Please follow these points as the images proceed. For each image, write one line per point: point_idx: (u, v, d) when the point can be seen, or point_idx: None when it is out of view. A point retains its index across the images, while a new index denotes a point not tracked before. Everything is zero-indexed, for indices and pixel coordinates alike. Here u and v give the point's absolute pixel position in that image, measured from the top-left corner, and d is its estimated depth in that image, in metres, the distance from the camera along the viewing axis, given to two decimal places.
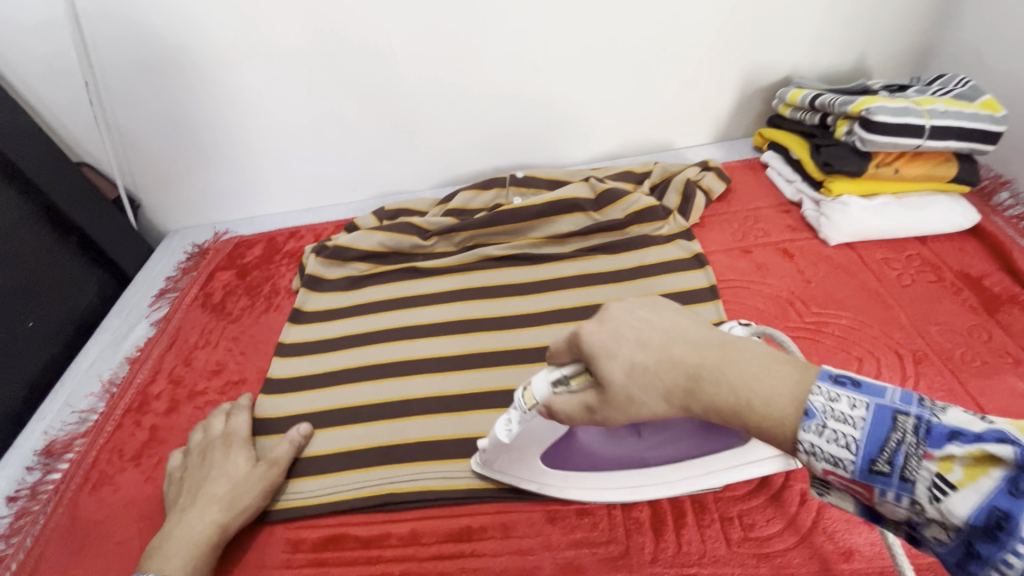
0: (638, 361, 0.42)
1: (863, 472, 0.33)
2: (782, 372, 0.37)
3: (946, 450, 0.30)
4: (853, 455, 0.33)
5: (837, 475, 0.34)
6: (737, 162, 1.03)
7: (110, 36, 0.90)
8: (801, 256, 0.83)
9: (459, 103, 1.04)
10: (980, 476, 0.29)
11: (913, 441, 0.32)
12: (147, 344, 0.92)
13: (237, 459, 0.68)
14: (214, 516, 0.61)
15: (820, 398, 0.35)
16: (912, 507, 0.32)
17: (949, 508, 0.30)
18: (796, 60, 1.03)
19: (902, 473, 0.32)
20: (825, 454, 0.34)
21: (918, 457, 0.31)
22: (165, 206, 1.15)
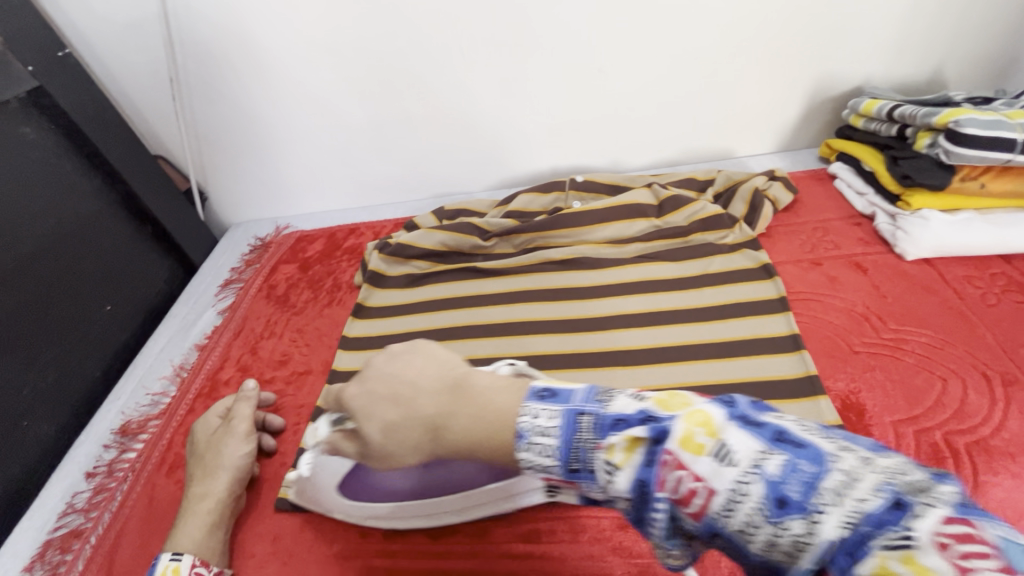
0: (389, 421, 0.44)
1: (566, 471, 0.38)
2: (505, 392, 0.41)
3: (608, 437, 0.37)
4: (553, 460, 0.38)
5: (550, 475, 0.39)
6: (803, 172, 1.01)
7: (193, 35, 0.94)
8: (875, 270, 0.81)
9: (523, 105, 1.04)
10: (635, 451, 0.36)
11: (586, 438, 0.37)
12: (214, 332, 0.95)
13: (204, 436, 0.71)
14: (193, 489, 0.65)
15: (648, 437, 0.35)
16: (603, 493, 0.38)
17: (615, 485, 0.36)
18: (869, 71, 1.00)
19: (585, 467, 0.37)
20: (537, 463, 0.38)
21: (594, 448, 0.37)
22: (231, 200, 1.19)
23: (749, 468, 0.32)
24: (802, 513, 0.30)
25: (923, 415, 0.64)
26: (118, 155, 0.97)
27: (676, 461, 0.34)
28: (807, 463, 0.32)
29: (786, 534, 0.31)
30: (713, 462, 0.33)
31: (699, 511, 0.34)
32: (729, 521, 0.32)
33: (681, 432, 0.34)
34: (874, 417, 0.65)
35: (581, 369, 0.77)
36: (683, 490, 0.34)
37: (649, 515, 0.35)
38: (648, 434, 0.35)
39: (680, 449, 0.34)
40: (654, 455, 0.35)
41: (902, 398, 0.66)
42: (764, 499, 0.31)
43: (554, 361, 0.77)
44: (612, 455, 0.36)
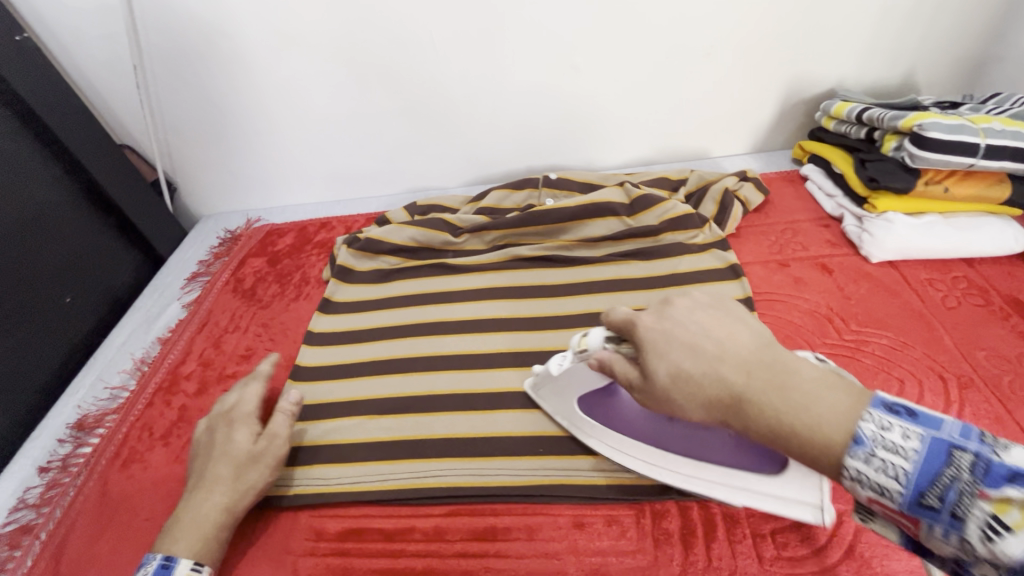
0: (683, 369, 0.44)
1: (911, 501, 0.32)
2: (835, 396, 0.37)
3: (997, 490, 0.29)
4: (903, 486, 0.32)
5: (882, 500, 0.34)
6: (775, 173, 1.01)
7: (158, 22, 0.92)
8: (840, 272, 0.81)
9: (497, 101, 1.03)
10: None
11: (966, 479, 0.30)
12: (178, 326, 0.94)
13: (239, 437, 0.65)
14: (222, 497, 0.61)
15: (871, 426, 0.34)
16: (958, 547, 0.31)
17: (997, 549, 0.28)
18: (842, 74, 1.01)
19: (950, 510, 0.31)
20: (870, 480, 0.33)
21: (971, 491, 0.30)
22: (201, 191, 1.17)
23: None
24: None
25: None
26: (80, 143, 0.94)
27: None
28: (923, 436, 0.33)
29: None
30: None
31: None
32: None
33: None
34: None
35: None
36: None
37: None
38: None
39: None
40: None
41: None
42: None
43: (518, 359, 0.77)
44: (998, 511, 0.29)
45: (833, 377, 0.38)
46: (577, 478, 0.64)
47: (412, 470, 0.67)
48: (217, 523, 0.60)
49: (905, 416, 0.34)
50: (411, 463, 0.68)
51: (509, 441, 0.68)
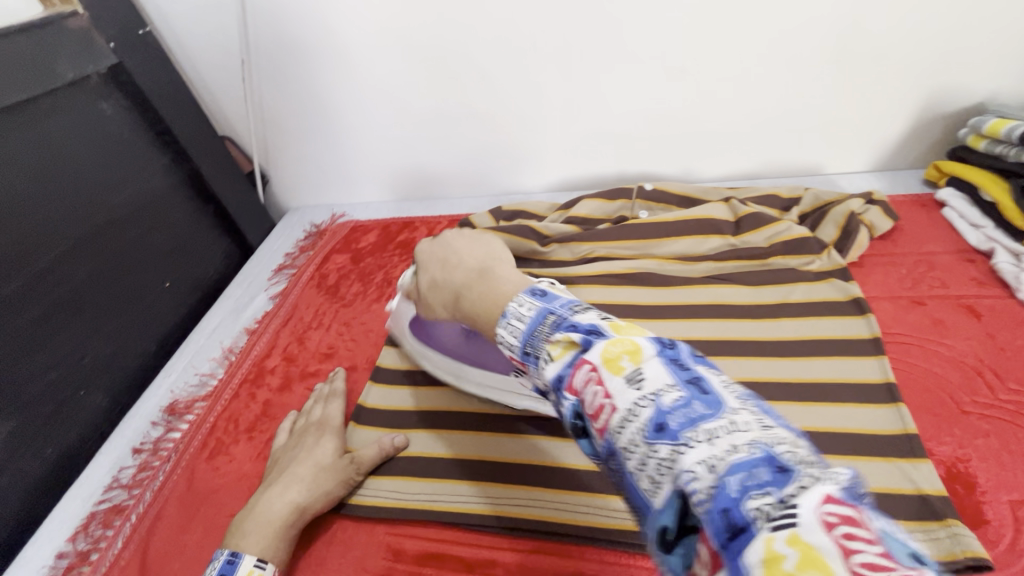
0: (435, 278, 0.56)
1: (521, 351, 0.38)
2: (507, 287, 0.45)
3: (559, 335, 0.35)
4: (516, 343, 0.38)
5: (511, 354, 0.39)
6: (904, 196, 0.90)
7: (266, 18, 0.93)
8: (992, 317, 0.70)
9: (596, 106, 0.98)
10: (569, 352, 0.34)
11: (544, 332, 0.36)
12: (264, 318, 0.95)
13: (325, 446, 0.67)
14: (293, 498, 0.60)
15: (633, 371, 0.31)
16: (540, 383, 0.37)
17: (544, 375, 0.35)
18: (996, 85, 0.88)
19: (534, 352, 0.36)
20: (505, 343, 0.39)
21: (545, 338, 0.36)
22: (291, 184, 1.20)
23: (646, 395, 0.29)
24: (672, 441, 0.27)
25: None
26: (188, 135, 0.98)
27: (592, 373, 0.32)
28: (614, 363, 0.31)
29: (652, 459, 0.28)
30: (624, 382, 0.30)
31: (602, 428, 0.31)
32: (618, 437, 0.30)
33: (606, 351, 0.32)
34: (987, 493, 0.55)
35: None
36: (587, 401, 0.32)
37: (559, 408, 0.34)
38: (587, 338, 0.34)
39: (601, 365, 0.32)
40: (575, 360, 0.33)
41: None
42: (648, 421, 0.28)
43: None
44: (552, 348, 0.35)
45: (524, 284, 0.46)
46: None
47: (496, 495, 0.64)
48: (281, 527, 0.58)
49: (677, 367, 0.31)
50: (496, 487, 0.64)
51: (599, 475, 0.63)
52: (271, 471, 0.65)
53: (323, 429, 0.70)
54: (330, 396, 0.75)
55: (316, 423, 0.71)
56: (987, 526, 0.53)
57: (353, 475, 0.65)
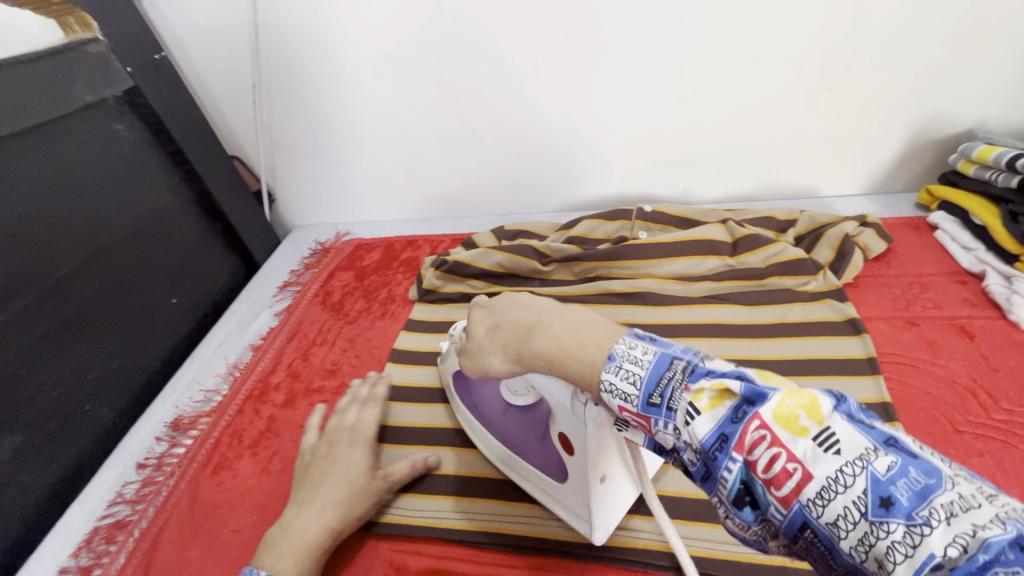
0: None
1: (642, 401, 0.36)
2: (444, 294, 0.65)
3: (698, 382, 0.34)
4: (635, 390, 0.36)
5: (625, 405, 0.37)
6: (896, 219, 0.92)
7: (279, 43, 0.96)
8: (984, 338, 0.72)
9: (596, 129, 1.01)
10: (719, 405, 0.33)
11: (677, 381, 0.35)
12: (269, 334, 0.96)
13: (357, 460, 0.65)
14: (328, 519, 0.59)
15: (825, 435, 0.30)
16: (677, 437, 0.35)
17: (693, 430, 0.33)
18: (983, 112, 0.91)
19: (669, 404, 0.35)
20: (612, 388, 0.37)
21: (682, 385, 0.35)
22: (297, 203, 1.22)
23: (855, 461, 0.28)
24: (904, 518, 0.26)
25: None
26: (198, 154, 1.00)
27: (770, 437, 0.31)
28: (795, 424, 0.31)
29: (879, 537, 0.26)
30: (814, 446, 0.30)
31: (787, 497, 0.30)
32: (815, 510, 0.29)
33: (780, 407, 0.31)
34: None
35: None
36: (762, 462, 0.31)
37: (718, 473, 0.33)
38: (742, 390, 0.33)
39: (776, 424, 0.31)
40: (738, 416, 0.32)
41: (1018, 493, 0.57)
42: (864, 492, 0.27)
43: None
44: (697, 399, 0.34)
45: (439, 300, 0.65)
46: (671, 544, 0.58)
47: (498, 512, 0.64)
48: (313, 548, 0.57)
49: (877, 436, 0.29)
50: (498, 504, 0.65)
51: None
52: (304, 481, 0.63)
53: (354, 438, 0.68)
54: (366, 404, 0.73)
55: (347, 428, 0.69)
56: None
57: (383, 490, 0.65)
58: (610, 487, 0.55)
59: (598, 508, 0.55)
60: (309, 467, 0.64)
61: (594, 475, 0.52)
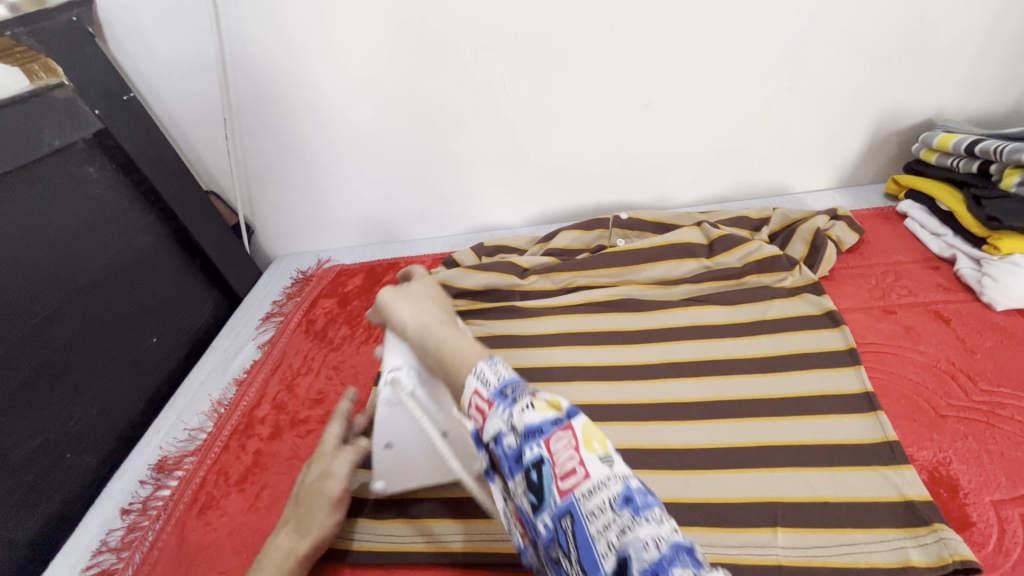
0: (415, 292, 0.61)
1: (496, 390, 0.41)
2: (409, 300, 0.59)
3: (543, 394, 0.39)
4: (495, 382, 0.41)
5: (480, 389, 0.42)
6: (867, 210, 0.94)
7: (249, 77, 0.97)
8: (959, 321, 0.73)
9: (568, 142, 1.02)
10: (551, 410, 0.38)
11: (527, 387, 0.40)
12: (253, 367, 0.95)
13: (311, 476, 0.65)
14: (279, 537, 0.60)
15: (607, 469, 0.35)
16: (507, 422, 0.38)
17: (521, 416, 0.38)
18: (941, 102, 0.94)
19: (514, 396, 0.40)
20: (480, 377, 0.43)
21: (530, 392, 0.40)
22: (276, 234, 1.22)
23: (618, 476, 0.35)
24: (647, 525, 0.32)
25: None
26: (172, 192, 1.00)
27: (572, 440, 0.36)
28: (588, 440, 0.36)
29: (616, 524, 0.32)
30: (599, 461, 0.35)
31: (567, 490, 0.35)
32: (584, 503, 0.34)
33: (585, 428, 0.37)
34: (970, 495, 0.56)
35: (627, 423, 0.70)
36: (558, 459, 0.36)
37: (523, 452, 0.37)
38: (569, 410, 0.38)
39: (581, 439, 0.36)
40: (559, 421, 0.37)
41: (1004, 473, 0.57)
42: (620, 498, 0.33)
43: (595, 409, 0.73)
44: (536, 400, 0.39)
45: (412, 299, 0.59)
46: None
47: (490, 531, 0.63)
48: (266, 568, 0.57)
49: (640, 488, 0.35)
50: (489, 523, 0.64)
51: None
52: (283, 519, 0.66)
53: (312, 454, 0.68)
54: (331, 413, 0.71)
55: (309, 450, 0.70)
56: (973, 527, 0.54)
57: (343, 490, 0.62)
58: (401, 457, 0.62)
59: (388, 471, 0.63)
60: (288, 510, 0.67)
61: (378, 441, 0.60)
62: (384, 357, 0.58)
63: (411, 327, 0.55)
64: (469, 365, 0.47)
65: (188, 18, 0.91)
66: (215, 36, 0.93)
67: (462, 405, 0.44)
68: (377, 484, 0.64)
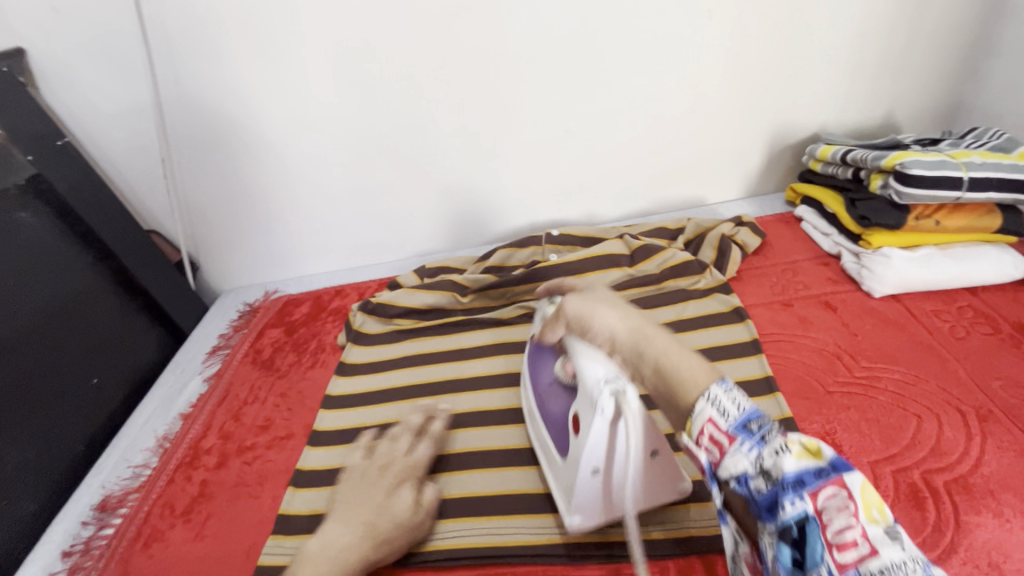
0: (598, 295, 0.59)
1: (737, 423, 0.41)
2: (593, 302, 0.58)
3: (792, 435, 0.40)
4: (737, 413, 0.41)
5: (717, 419, 0.41)
6: (770, 216, 1.04)
7: (186, 118, 1.01)
8: (844, 308, 0.82)
9: (499, 167, 1.09)
10: (808, 459, 0.39)
11: (777, 428, 0.40)
12: (199, 401, 0.96)
13: (404, 497, 0.66)
14: (367, 552, 0.61)
15: (904, 552, 0.35)
16: (755, 464, 0.40)
17: (780, 465, 0.39)
18: (823, 118, 1.06)
19: (761, 435, 0.40)
20: (713, 407, 0.42)
21: (777, 430, 0.41)
22: (221, 269, 1.23)
23: (912, 557, 0.34)
24: None
25: (901, 454, 0.63)
26: (110, 232, 1.01)
27: (850, 503, 0.37)
28: (871, 511, 0.37)
29: None
30: (883, 535, 0.36)
31: (844, 559, 0.36)
32: (872, 575, 0.34)
33: (865, 494, 0.37)
34: (851, 458, 0.64)
35: None
36: (829, 519, 0.37)
37: (781, 504, 0.38)
38: (831, 458, 0.39)
39: (862, 504, 0.37)
40: (824, 473, 0.38)
41: (878, 437, 0.65)
42: None
43: None
44: (791, 445, 0.40)
45: (604, 299, 0.58)
46: (590, 534, 0.66)
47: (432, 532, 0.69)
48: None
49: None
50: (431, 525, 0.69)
51: (527, 499, 0.71)
52: (338, 504, 0.64)
53: (405, 475, 0.68)
54: (425, 439, 0.74)
55: (403, 463, 0.69)
56: None
57: (425, 519, 0.67)
58: (603, 484, 0.61)
59: (586, 504, 0.62)
60: (350, 500, 0.64)
61: (588, 465, 0.59)
62: (585, 370, 0.56)
63: (606, 335, 0.54)
64: (694, 386, 0.44)
65: (122, 64, 0.94)
66: (151, 81, 0.96)
67: (687, 428, 0.44)
68: (574, 520, 0.63)
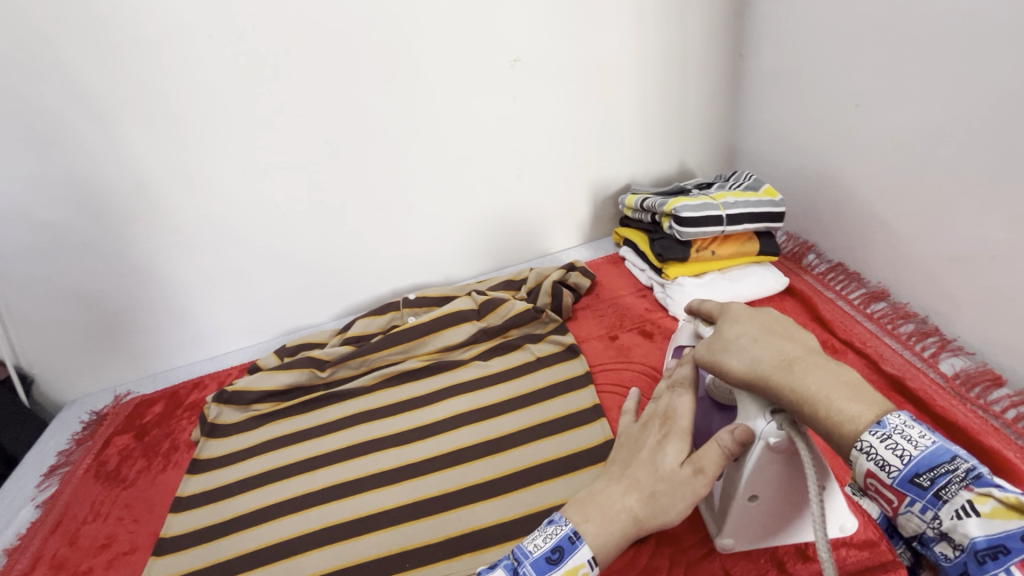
0: (734, 330, 0.60)
1: (904, 480, 0.43)
2: (726, 342, 0.60)
3: (983, 488, 0.40)
4: (901, 466, 0.43)
5: (878, 473, 0.44)
6: (601, 258, 1.18)
7: (5, 230, 0.97)
8: (658, 334, 0.95)
9: (350, 240, 1.14)
10: (1007, 516, 0.38)
11: (960, 480, 0.41)
12: (29, 530, 0.87)
13: (672, 451, 0.57)
14: (635, 503, 0.56)
15: None
16: (932, 525, 0.42)
17: (964, 528, 0.40)
18: (631, 171, 1.23)
19: (939, 493, 0.42)
20: (872, 458, 0.44)
21: (960, 485, 0.41)
22: (60, 378, 1.14)
23: None
24: None
25: None
26: None
27: None
28: None
29: None
30: None
31: None
32: None
33: None
34: None
35: (416, 478, 0.81)
36: None
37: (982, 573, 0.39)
38: None
39: None
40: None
41: None
42: None
43: (389, 478, 0.82)
44: (980, 504, 0.40)
45: (749, 329, 0.59)
46: None
47: None
48: (616, 517, 0.56)
49: None
50: None
51: (379, 563, 0.71)
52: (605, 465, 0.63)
53: (671, 432, 0.59)
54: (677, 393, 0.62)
55: (660, 416, 0.62)
56: None
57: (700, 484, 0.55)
58: (758, 511, 0.59)
59: (738, 531, 0.61)
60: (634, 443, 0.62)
61: (746, 492, 0.58)
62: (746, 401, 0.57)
63: (738, 375, 0.57)
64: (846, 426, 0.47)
65: None
66: None
67: (856, 480, 0.47)
68: (726, 543, 0.63)
